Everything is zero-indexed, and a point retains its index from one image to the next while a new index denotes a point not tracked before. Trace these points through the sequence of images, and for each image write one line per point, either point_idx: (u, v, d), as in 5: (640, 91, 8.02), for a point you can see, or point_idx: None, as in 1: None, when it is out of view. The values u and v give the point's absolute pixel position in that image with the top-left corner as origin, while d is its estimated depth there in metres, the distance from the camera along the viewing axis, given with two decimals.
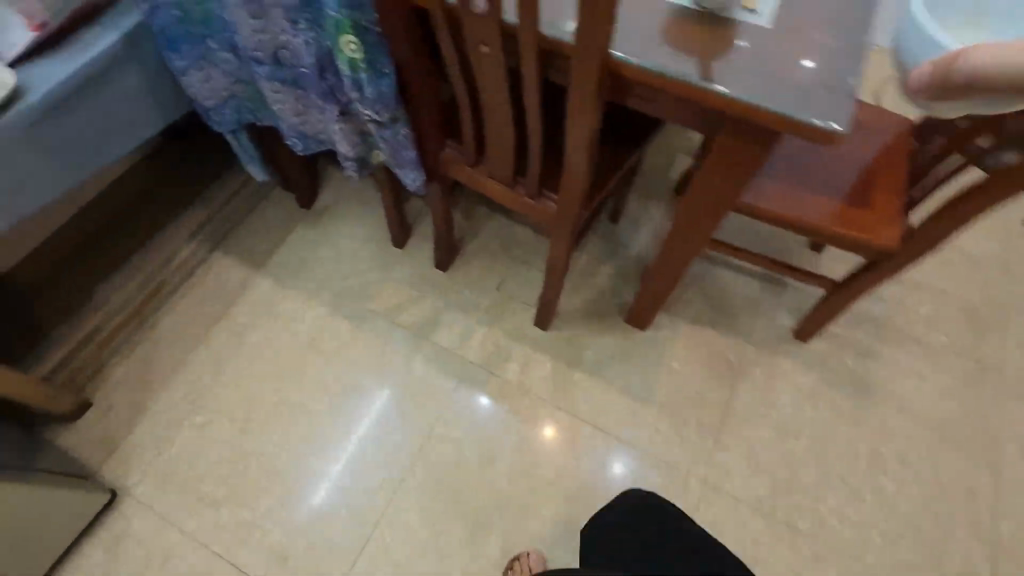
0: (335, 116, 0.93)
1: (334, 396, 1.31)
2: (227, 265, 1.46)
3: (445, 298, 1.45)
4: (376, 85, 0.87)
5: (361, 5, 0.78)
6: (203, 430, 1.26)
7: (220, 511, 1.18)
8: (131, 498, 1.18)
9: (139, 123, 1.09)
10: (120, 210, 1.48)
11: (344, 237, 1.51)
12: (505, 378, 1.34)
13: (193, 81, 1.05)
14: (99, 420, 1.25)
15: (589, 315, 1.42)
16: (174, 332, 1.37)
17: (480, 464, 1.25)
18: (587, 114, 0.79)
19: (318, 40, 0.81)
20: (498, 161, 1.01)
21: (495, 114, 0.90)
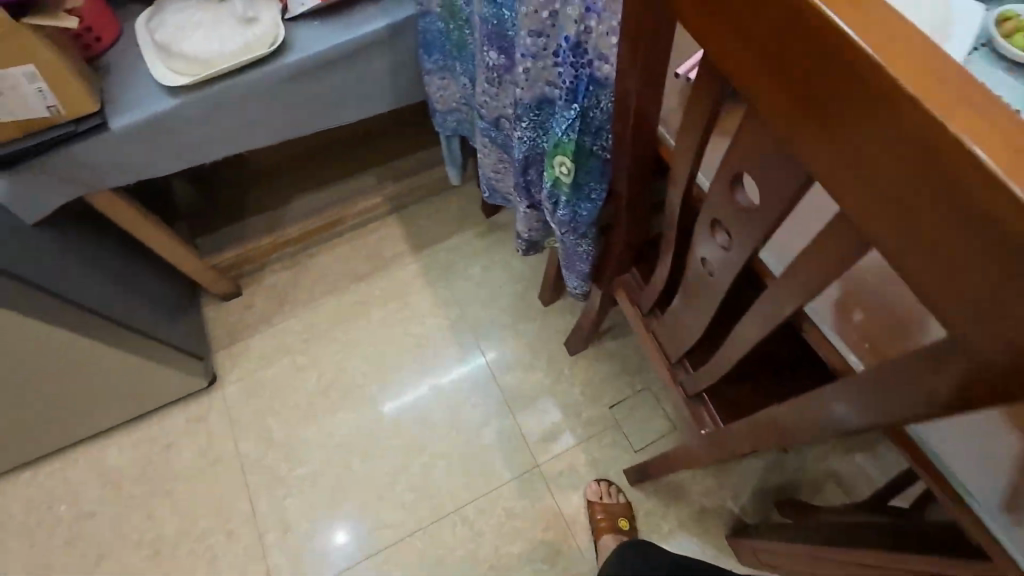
0: (522, 204, 0.81)
1: (405, 411, 1.30)
2: (396, 235, 1.50)
3: (553, 383, 1.32)
4: (574, 207, 0.71)
5: (600, 131, 0.62)
6: (296, 371, 1.35)
7: (268, 451, 1.26)
8: (220, 393, 1.32)
9: (374, 100, 1.08)
10: (347, 141, 1.59)
11: (501, 266, 1.45)
12: (561, 504, 1.20)
13: (432, 84, 1.00)
14: (236, 312, 1.41)
15: (686, 500, 1.19)
16: (325, 269, 1.47)
17: (487, 572, 1.15)
18: (801, 416, 0.54)
19: (534, 141, 0.67)
20: (672, 337, 0.80)
21: (692, 306, 0.69)
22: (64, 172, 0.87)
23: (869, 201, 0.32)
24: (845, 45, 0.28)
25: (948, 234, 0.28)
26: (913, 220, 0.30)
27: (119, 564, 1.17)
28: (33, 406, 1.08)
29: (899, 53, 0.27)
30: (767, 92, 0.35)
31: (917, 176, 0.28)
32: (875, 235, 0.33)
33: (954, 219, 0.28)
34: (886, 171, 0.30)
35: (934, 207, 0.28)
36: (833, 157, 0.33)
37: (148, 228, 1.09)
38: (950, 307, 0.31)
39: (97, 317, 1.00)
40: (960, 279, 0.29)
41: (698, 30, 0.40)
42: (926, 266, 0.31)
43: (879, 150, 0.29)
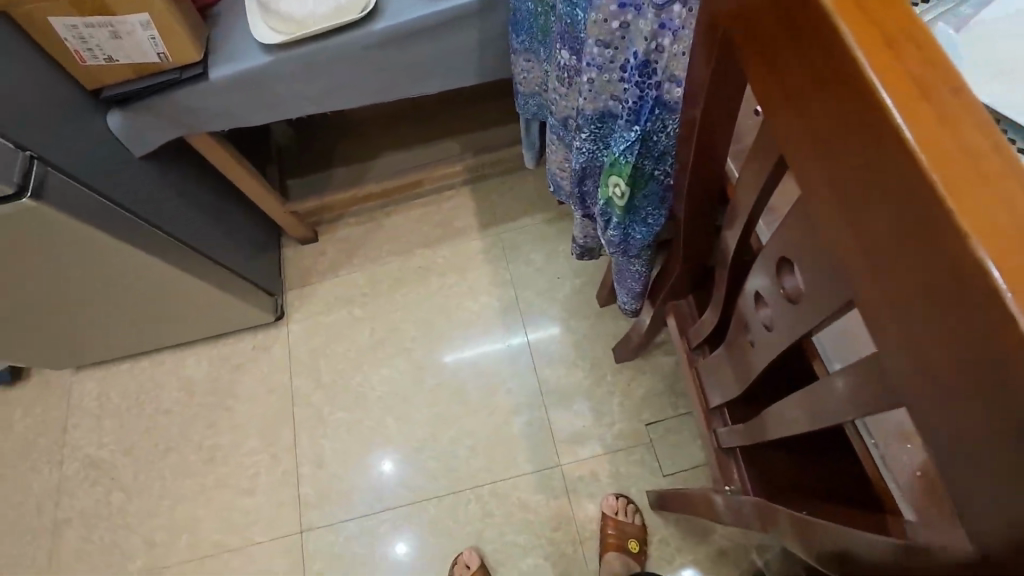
0: (577, 212, 0.76)
1: (443, 382, 1.33)
2: (466, 207, 1.51)
3: (593, 387, 1.28)
4: (625, 228, 0.66)
5: (663, 155, 0.57)
6: (352, 323, 1.42)
7: (316, 391, 1.36)
8: (284, 329, 1.43)
9: (457, 74, 1.04)
10: (437, 106, 1.60)
11: (564, 257, 1.41)
12: (575, 509, 1.19)
13: (517, 64, 0.92)
14: (309, 256, 1.50)
15: (706, 538, 1.13)
16: (395, 229, 1.51)
17: (490, 554, 1.18)
18: (830, 527, 0.46)
19: (593, 154, 0.62)
20: (716, 383, 0.73)
21: (736, 360, 0.61)
22: (170, 115, 0.96)
23: (893, 332, 0.27)
24: (900, 154, 0.23)
25: (972, 404, 0.23)
26: (937, 372, 0.25)
27: (182, 458, 1.34)
28: (127, 318, 1.22)
29: (945, 152, 0.22)
30: (808, 171, 0.30)
31: (949, 332, 0.23)
32: (895, 367, 0.28)
33: (980, 392, 0.22)
34: (916, 311, 0.24)
35: (962, 372, 0.23)
36: (862, 271, 0.27)
37: (239, 171, 1.19)
38: (957, 475, 0.26)
39: (185, 248, 1.10)
40: (973, 453, 0.24)
41: (753, 74, 0.33)
42: (941, 423, 0.26)
43: (912, 285, 0.24)
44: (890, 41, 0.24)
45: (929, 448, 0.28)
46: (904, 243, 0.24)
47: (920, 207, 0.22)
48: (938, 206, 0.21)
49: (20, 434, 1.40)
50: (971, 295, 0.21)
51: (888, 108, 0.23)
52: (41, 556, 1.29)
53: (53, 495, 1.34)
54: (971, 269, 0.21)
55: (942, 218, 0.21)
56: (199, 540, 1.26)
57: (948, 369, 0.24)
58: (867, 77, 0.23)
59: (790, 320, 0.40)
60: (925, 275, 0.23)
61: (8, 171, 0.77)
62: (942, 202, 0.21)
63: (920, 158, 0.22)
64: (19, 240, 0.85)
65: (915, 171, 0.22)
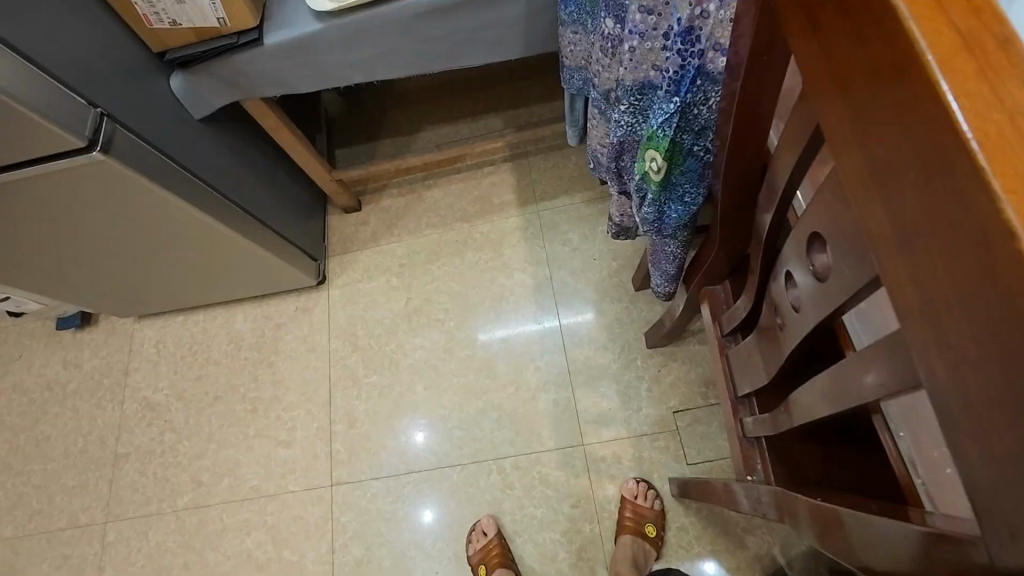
0: (612, 189, 0.75)
1: (472, 354, 1.36)
2: (506, 183, 1.51)
3: (621, 371, 1.28)
4: (661, 205, 0.64)
5: (703, 130, 0.55)
6: (389, 291, 1.46)
7: (352, 354, 1.42)
8: (325, 294, 1.49)
9: (505, 46, 1.04)
10: (484, 81, 1.60)
11: (601, 239, 1.40)
12: (594, 488, 1.20)
13: (565, 38, 0.90)
14: (352, 225, 1.54)
15: (727, 530, 1.12)
16: (435, 202, 1.53)
17: (509, 524, 1.21)
18: (849, 521, 0.45)
19: (631, 127, 0.60)
20: (746, 372, 0.71)
21: (770, 345, 0.59)
22: (226, 79, 1.00)
23: (920, 317, 0.25)
24: (939, 120, 0.21)
25: (995, 392, 0.22)
26: (961, 358, 0.23)
27: (227, 407, 1.43)
28: (183, 273, 1.30)
29: (991, 116, 0.20)
30: (845, 146, 0.28)
31: (976, 313, 0.22)
32: (920, 356, 0.27)
33: (1005, 378, 0.21)
34: (943, 291, 0.23)
35: (988, 357, 0.22)
36: (891, 252, 0.26)
37: (290, 138, 1.23)
38: (978, 468, 0.25)
39: (237, 208, 1.16)
40: (993, 444, 0.23)
41: (796, 45, 0.32)
42: (962, 409, 0.25)
43: (939, 264, 0.23)
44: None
45: (948, 440, 0.27)
46: (936, 218, 0.22)
47: (955, 178, 0.21)
48: (975, 174, 0.20)
49: (88, 373, 1.54)
50: (1003, 272, 0.20)
51: (931, 72, 0.21)
52: (103, 485, 1.42)
53: (114, 431, 1.46)
54: (1004, 242, 0.19)
55: (979, 187, 0.20)
56: (239, 484, 1.35)
57: (974, 353, 0.22)
58: (912, 36, 0.22)
59: (817, 296, 0.42)
60: (955, 251, 0.22)
61: (80, 126, 0.83)
62: (981, 170, 0.20)
63: (959, 123, 0.20)
64: (87, 191, 0.91)
65: (953, 139, 0.21)
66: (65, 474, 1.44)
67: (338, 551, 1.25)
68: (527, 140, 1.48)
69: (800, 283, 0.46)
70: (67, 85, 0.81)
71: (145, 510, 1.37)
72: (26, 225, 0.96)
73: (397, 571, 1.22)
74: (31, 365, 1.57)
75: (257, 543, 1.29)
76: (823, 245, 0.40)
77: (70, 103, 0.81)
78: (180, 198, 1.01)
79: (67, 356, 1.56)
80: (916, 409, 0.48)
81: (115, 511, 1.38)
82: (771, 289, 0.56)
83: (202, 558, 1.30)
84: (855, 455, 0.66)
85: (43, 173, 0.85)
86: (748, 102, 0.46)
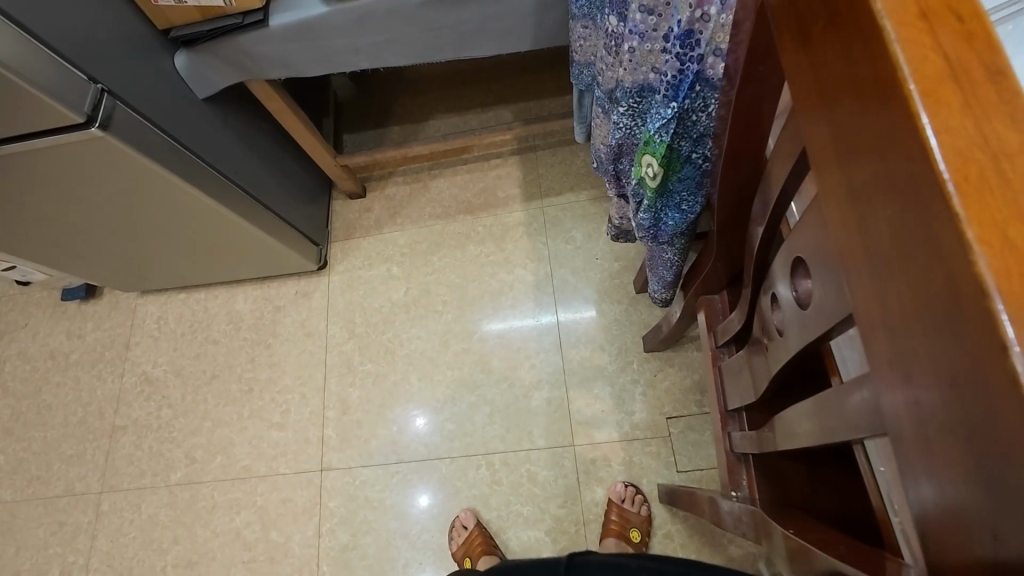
0: (611, 191, 0.73)
1: (469, 347, 1.35)
2: (512, 177, 1.49)
3: (616, 373, 1.26)
4: (659, 211, 0.62)
5: (702, 137, 0.54)
6: (389, 279, 1.46)
7: (348, 341, 1.42)
8: (325, 279, 1.49)
9: (514, 38, 1.02)
10: (496, 72, 1.58)
11: (605, 238, 1.38)
12: (582, 490, 1.19)
13: (574, 32, 0.88)
14: (356, 211, 1.54)
15: (714, 538, 1.11)
16: (439, 192, 1.52)
17: (495, 519, 1.21)
18: (817, 553, 0.44)
19: (630, 130, 0.58)
20: (736, 386, 0.69)
21: (759, 361, 0.58)
22: (230, 60, 1.00)
23: (888, 361, 0.24)
24: (914, 150, 0.20)
25: (958, 451, 0.21)
26: (926, 408, 0.22)
27: (224, 386, 1.44)
28: (183, 252, 1.31)
29: (967, 146, 0.19)
30: (827, 170, 0.27)
31: (942, 364, 0.20)
32: (887, 402, 0.25)
33: (967, 438, 0.20)
34: (911, 335, 0.22)
35: (952, 411, 0.20)
36: (862, 288, 0.25)
37: (294, 121, 1.22)
38: (934, 511, 0.24)
39: (238, 190, 1.16)
40: (951, 505, 0.22)
41: (787, 60, 0.30)
42: (921, 453, 0.23)
43: (907, 307, 0.21)
44: (927, 16, 0.21)
45: (913, 493, 0.25)
46: (905, 259, 0.21)
47: (929, 217, 0.19)
48: (946, 214, 0.19)
49: (91, 345, 1.56)
50: (968, 325, 0.18)
51: (911, 99, 0.20)
52: (99, 455, 1.44)
53: (113, 403, 1.48)
54: (972, 291, 0.18)
55: (949, 233, 0.19)
56: (232, 463, 1.36)
57: (940, 407, 0.21)
58: (894, 57, 0.20)
59: (799, 322, 0.41)
60: (923, 289, 0.20)
61: (79, 101, 0.82)
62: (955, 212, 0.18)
63: (937, 158, 0.19)
64: (84, 166, 0.91)
65: (928, 174, 0.19)
66: (64, 443, 1.47)
67: (325, 536, 1.26)
68: (536, 134, 1.46)
69: (784, 306, 0.45)
70: (68, 60, 0.81)
71: (140, 483, 1.39)
72: (26, 197, 0.96)
73: (380, 559, 1.22)
74: (36, 334, 1.60)
75: (246, 522, 1.30)
76: (807, 270, 0.39)
77: (70, 78, 0.81)
78: (180, 178, 1.00)
79: (71, 327, 1.58)
80: (886, 449, 0.47)
81: (111, 482, 1.41)
82: (761, 306, 0.55)
83: (192, 533, 1.32)
84: (837, 477, 0.64)
85: (43, 148, 0.85)
86: (746, 111, 0.44)
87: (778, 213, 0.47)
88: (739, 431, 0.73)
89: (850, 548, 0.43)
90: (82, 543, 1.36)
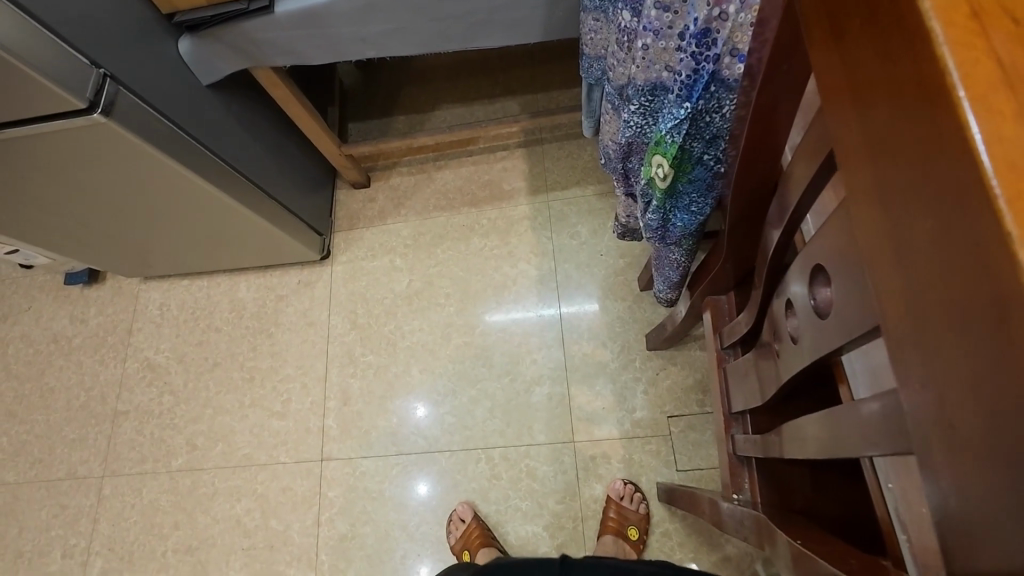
0: (619, 189, 0.72)
1: (471, 341, 1.35)
2: (517, 170, 1.48)
3: (618, 370, 1.26)
4: (668, 212, 0.61)
5: (715, 139, 0.52)
6: (392, 271, 1.45)
7: (350, 332, 1.42)
8: (328, 270, 1.48)
9: (523, 29, 1.00)
10: (504, 63, 1.56)
11: (610, 235, 1.37)
12: (581, 487, 1.19)
13: (586, 24, 0.86)
14: (360, 201, 1.53)
15: (712, 537, 1.11)
16: (444, 184, 1.50)
17: (493, 512, 1.21)
18: (819, 564, 0.44)
19: (641, 129, 0.57)
20: (742, 388, 0.69)
21: (768, 366, 0.58)
22: (237, 47, 0.98)
23: (918, 366, 0.24)
24: (957, 151, 0.19)
25: (994, 468, 0.20)
26: (958, 421, 0.22)
27: (226, 374, 1.44)
28: (186, 240, 1.30)
29: (1014, 148, 0.18)
30: (855, 171, 0.26)
31: (982, 380, 0.20)
32: (913, 404, 0.25)
33: (1005, 456, 0.19)
34: (946, 348, 0.21)
35: (988, 428, 0.20)
36: (891, 289, 0.24)
37: (299, 109, 1.20)
38: (955, 513, 0.23)
39: (243, 179, 1.15)
40: (977, 520, 0.22)
41: (817, 54, 0.29)
42: (947, 456, 0.23)
43: (943, 318, 0.21)
44: (979, 17, 0.20)
45: (934, 504, 0.25)
46: (941, 264, 0.20)
47: (976, 230, 0.19)
48: (989, 217, 0.18)
49: (93, 329, 1.56)
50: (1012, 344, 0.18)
51: (959, 103, 0.19)
52: (101, 440, 1.45)
53: (115, 388, 1.49)
54: (1021, 310, 0.17)
55: (995, 245, 0.18)
56: (232, 451, 1.37)
57: (973, 412, 0.21)
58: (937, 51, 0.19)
59: (815, 332, 0.40)
60: (962, 291, 0.20)
61: (82, 86, 0.81)
62: (1007, 226, 0.17)
63: (982, 161, 0.18)
64: (89, 153, 0.90)
65: (976, 185, 0.18)
66: (66, 427, 1.47)
67: (324, 525, 1.26)
68: (542, 127, 1.45)
69: (799, 313, 0.44)
70: (70, 44, 0.80)
71: (141, 468, 1.40)
72: (28, 182, 0.96)
73: (379, 549, 1.23)
74: (39, 318, 1.60)
75: (246, 510, 1.31)
76: (827, 279, 0.38)
77: (72, 62, 0.80)
78: (183, 166, 0.99)
79: (74, 311, 1.59)
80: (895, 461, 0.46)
81: (112, 467, 1.42)
82: (773, 310, 0.54)
83: (192, 519, 1.33)
84: (839, 482, 0.64)
85: (45, 134, 0.85)
86: (764, 113, 0.43)
87: (795, 216, 0.46)
88: (742, 434, 0.73)
89: (852, 560, 0.43)
90: (84, 526, 1.37)
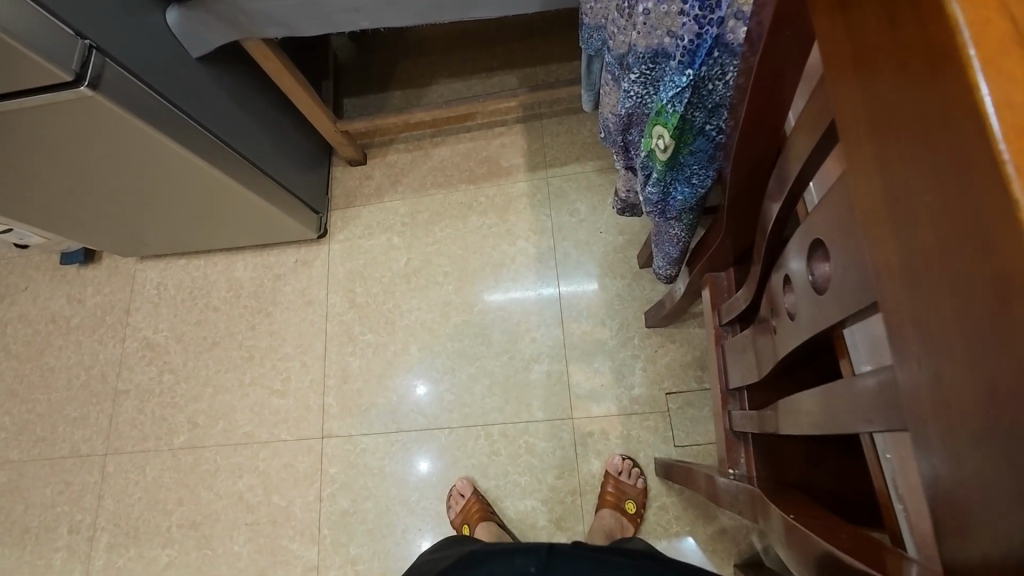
0: (619, 162, 0.70)
1: (469, 319, 1.35)
2: (516, 146, 1.46)
3: (617, 348, 1.26)
4: (669, 185, 0.60)
5: (716, 108, 0.51)
6: (390, 250, 1.44)
7: (349, 311, 1.41)
8: (325, 248, 1.48)
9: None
10: (502, 36, 1.52)
11: (610, 211, 1.36)
12: (580, 462, 1.20)
13: None
14: (356, 178, 1.51)
15: (709, 510, 1.13)
16: (442, 160, 1.49)
17: (493, 487, 1.22)
18: (812, 535, 0.44)
19: (641, 99, 0.56)
20: (738, 365, 0.69)
21: (764, 342, 0.57)
22: (226, 18, 0.95)
23: (914, 338, 0.23)
24: (963, 113, 0.18)
25: (979, 442, 0.20)
26: (951, 396, 0.22)
27: (225, 352, 1.45)
28: (181, 218, 1.29)
29: (1021, 108, 0.17)
30: (859, 143, 0.25)
31: (976, 357, 0.19)
32: (908, 376, 0.25)
33: (992, 430, 0.20)
34: (942, 326, 0.21)
35: (980, 404, 0.20)
36: (891, 261, 0.24)
37: (292, 83, 1.18)
38: (948, 485, 0.23)
39: (239, 157, 1.14)
40: (964, 493, 0.22)
41: (820, 20, 0.28)
42: (938, 426, 0.23)
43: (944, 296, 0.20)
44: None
45: (925, 475, 0.25)
46: (945, 233, 0.20)
47: (980, 206, 0.18)
48: (993, 184, 0.17)
49: (91, 309, 1.56)
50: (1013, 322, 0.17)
51: (966, 70, 0.18)
52: (103, 418, 1.46)
53: (115, 366, 1.50)
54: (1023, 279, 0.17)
55: (998, 213, 0.17)
56: (234, 429, 1.38)
57: (966, 383, 0.21)
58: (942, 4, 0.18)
59: (813, 306, 0.40)
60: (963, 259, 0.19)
61: (67, 57, 0.79)
62: (1010, 202, 0.17)
63: (988, 124, 0.17)
64: (78, 129, 0.89)
65: (982, 158, 0.17)
66: (68, 406, 1.48)
67: (326, 501, 1.28)
68: (542, 101, 1.42)
69: (796, 286, 0.44)
70: (55, 13, 0.77)
71: (144, 446, 1.41)
72: (16, 158, 0.94)
73: (379, 524, 1.25)
74: (36, 297, 1.60)
75: (249, 486, 1.33)
76: (825, 254, 0.38)
77: (56, 31, 0.77)
78: (175, 141, 0.97)
79: (71, 290, 1.58)
80: (892, 436, 0.46)
81: (115, 444, 1.43)
82: (771, 285, 0.54)
83: (195, 495, 1.35)
84: (833, 454, 0.65)
85: (32, 109, 0.83)
86: (768, 78, 0.42)
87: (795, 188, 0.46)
88: (739, 410, 0.73)
89: (840, 533, 0.44)
90: (89, 501, 1.39)
